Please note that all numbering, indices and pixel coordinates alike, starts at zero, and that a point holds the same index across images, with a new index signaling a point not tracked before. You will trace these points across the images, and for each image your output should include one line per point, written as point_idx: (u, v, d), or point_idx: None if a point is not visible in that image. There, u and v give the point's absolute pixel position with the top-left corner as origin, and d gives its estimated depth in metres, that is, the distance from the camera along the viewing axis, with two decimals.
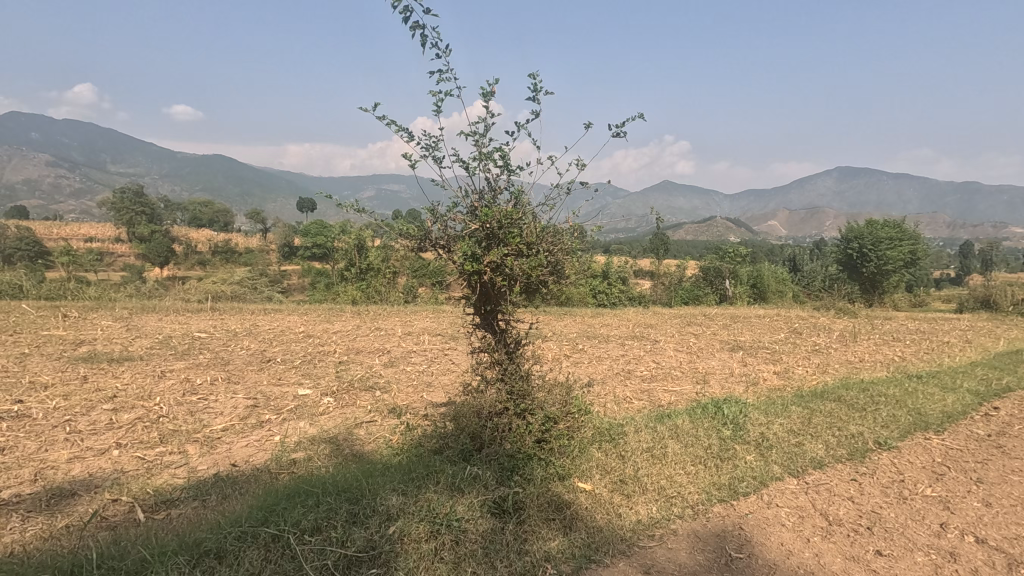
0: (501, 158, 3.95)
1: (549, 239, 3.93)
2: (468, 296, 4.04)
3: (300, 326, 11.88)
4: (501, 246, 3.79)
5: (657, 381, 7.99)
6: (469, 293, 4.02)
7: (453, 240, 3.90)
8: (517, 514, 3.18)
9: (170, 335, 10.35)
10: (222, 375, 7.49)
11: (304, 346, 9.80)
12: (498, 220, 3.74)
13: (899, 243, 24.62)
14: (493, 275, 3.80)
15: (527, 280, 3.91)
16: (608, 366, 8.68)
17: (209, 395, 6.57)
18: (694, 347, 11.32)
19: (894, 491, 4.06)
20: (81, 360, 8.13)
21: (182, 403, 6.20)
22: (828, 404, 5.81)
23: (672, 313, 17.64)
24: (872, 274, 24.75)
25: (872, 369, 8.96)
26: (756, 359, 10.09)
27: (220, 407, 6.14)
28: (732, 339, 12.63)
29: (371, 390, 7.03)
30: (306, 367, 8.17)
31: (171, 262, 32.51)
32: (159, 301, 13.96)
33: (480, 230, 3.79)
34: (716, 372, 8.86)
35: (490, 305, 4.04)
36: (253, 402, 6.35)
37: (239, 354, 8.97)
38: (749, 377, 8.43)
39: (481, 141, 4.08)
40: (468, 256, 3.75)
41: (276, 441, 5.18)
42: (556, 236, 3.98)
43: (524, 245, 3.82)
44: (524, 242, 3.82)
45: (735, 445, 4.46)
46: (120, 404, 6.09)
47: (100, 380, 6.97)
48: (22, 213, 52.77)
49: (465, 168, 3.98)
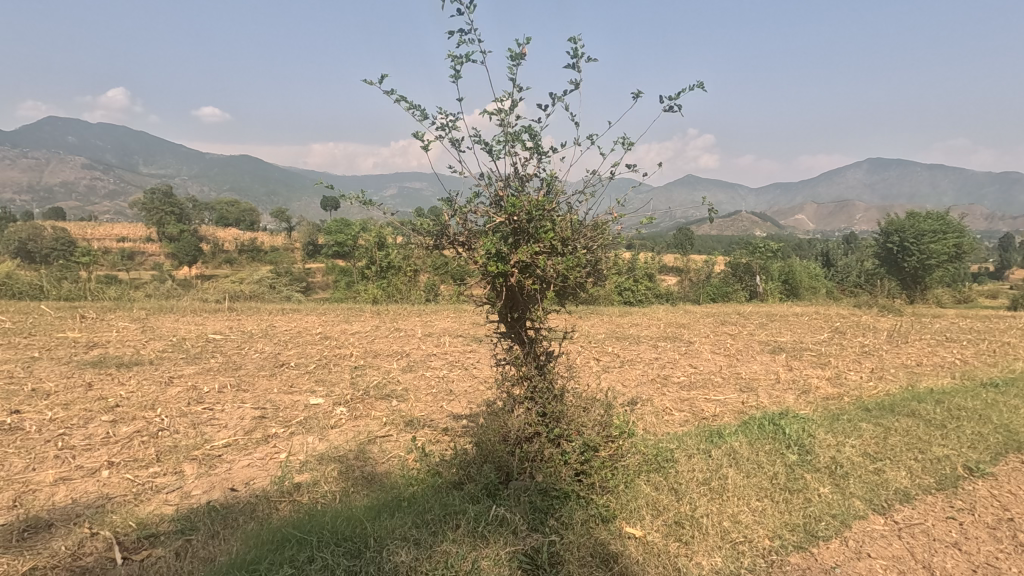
0: (531, 138, 3.37)
1: (587, 234, 3.33)
2: (492, 302, 3.49)
3: (318, 326, 11.52)
4: (531, 243, 3.23)
5: (696, 388, 7.33)
6: (492, 299, 3.46)
7: (474, 236, 3.38)
8: (554, 569, 2.61)
9: (184, 338, 10.03)
10: (232, 383, 7.07)
11: (320, 349, 9.38)
12: (527, 211, 3.18)
13: (942, 236, 23.33)
14: (522, 277, 3.24)
15: (563, 285, 3.35)
16: (643, 372, 8.00)
17: (216, 405, 6.14)
18: (732, 349, 10.59)
19: (1006, 534, 3.37)
20: (90, 364, 7.82)
21: (185, 415, 5.77)
22: (902, 419, 5.09)
23: (704, 311, 16.82)
24: (913, 269, 23.44)
25: (936, 375, 8.13)
26: (802, 363, 9.32)
27: (224, 419, 5.69)
28: (772, 340, 11.85)
29: (387, 399, 6.53)
30: (319, 373, 7.70)
31: (199, 262, 32.89)
32: (177, 302, 13.77)
33: (506, 225, 3.22)
34: (762, 378, 8.12)
35: (517, 312, 3.47)
36: (261, 413, 5.91)
37: (252, 358, 8.58)
38: (799, 384, 7.68)
39: (505, 119, 3.51)
40: (492, 255, 3.19)
41: (281, 460, 4.70)
42: (596, 230, 3.36)
43: (559, 242, 3.24)
44: (561, 238, 3.25)
45: (804, 473, 3.79)
46: (120, 415, 5.68)
47: (104, 388, 6.62)
48: (57, 215, 54.71)
49: (488, 151, 3.43)
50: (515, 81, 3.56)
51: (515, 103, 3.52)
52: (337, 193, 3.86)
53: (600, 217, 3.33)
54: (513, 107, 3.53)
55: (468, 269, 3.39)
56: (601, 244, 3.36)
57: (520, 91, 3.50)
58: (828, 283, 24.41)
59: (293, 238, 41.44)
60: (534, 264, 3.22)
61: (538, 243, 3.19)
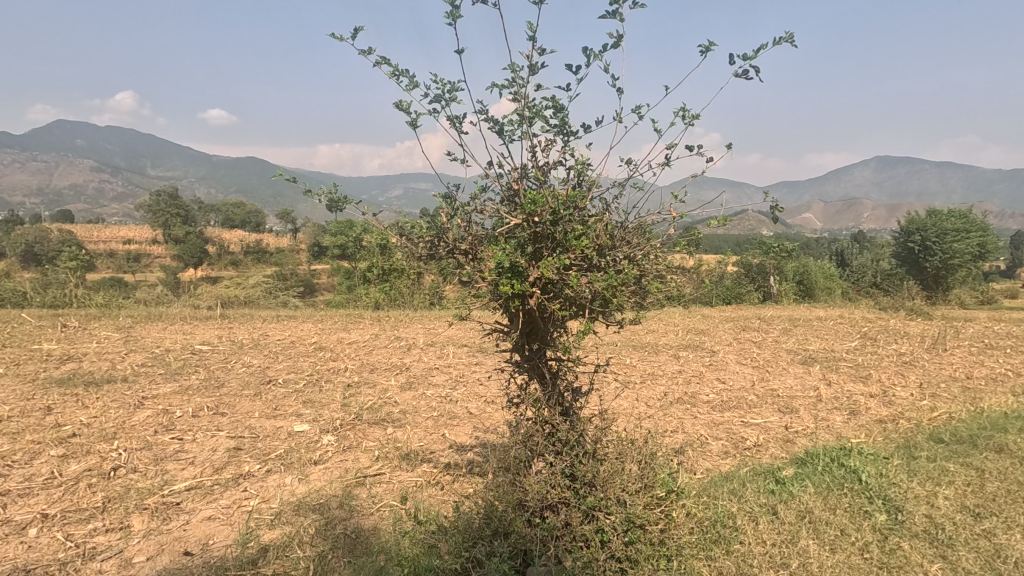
0: (556, 113, 2.59)
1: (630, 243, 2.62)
2: (506, 330, 2.74)
3: (314, 335, 10.77)
4: (558, 254, 2.49)
5: (730, 409, 6.52)
6: (507, 326, 2.72)
7: (480, 243, 2.68)
8: None
9: (167, 350, 9.29)
10: (210, 404, 6.31)
11: (313, 362, 8.62)
12: (551, 213, 2.43)
13: (966, 234, 22.29)
14: (543, 299, 2.51)
15: (598, 308, 2.60)
16: (669, 391, 7.16)
17: (186, 434, 5.37)
18: (760, 359, 9.74)
19: None
20: (57, 382, 7.07)
21: (148, 448, 5.01)
22: (990, 456, 4.28)
23: (722, 315, 15.90)
24: (936, 269, 22.39)
25: (995, 393, 7.27)
26: (841, 377, 8.46)
27: (193, 454, 4.92)
28: (800, 348, 10.98)
29: (383, 425, 5.77)
30: (308, 392, 6.92)
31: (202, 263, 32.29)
32: (167, 308, 13.02)
33: (525, 229, 2.49)
34: (800, 396, 7.26)
35: (536, 343, 2.73)
36: (236, 445, 5.14)
37: (237, 374, 7.81)
38: (846, 404, 6.81)
39: (521, 89, 2.74)
40: (505, 269, 2.45)
41: (251, 508, 3.94)
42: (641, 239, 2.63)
43: (593, 252, 2.50)
44: (597, 246, 2.55)
45: (902, 542, 2.99)
46: (72, 448, 4.92)
47: (64, 412, 5.88)
48: (62, 216, 54.57)
49: (499, 133, 2.67)
50: (534, 38, 2.77)
51: (535, 68, 2.74)
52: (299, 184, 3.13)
53: (647, 216, 2.65)
54: (532, 72, 2.75)
55: (474, 287, 2.68)
56: (648, 253, 2.68)
57: (540, 52, 2.72)
58: (846, 283, 23.36)
59: (295, 239, 40.78)
60: (562, 281, 2.50)
61: (569, 253, 2.45)
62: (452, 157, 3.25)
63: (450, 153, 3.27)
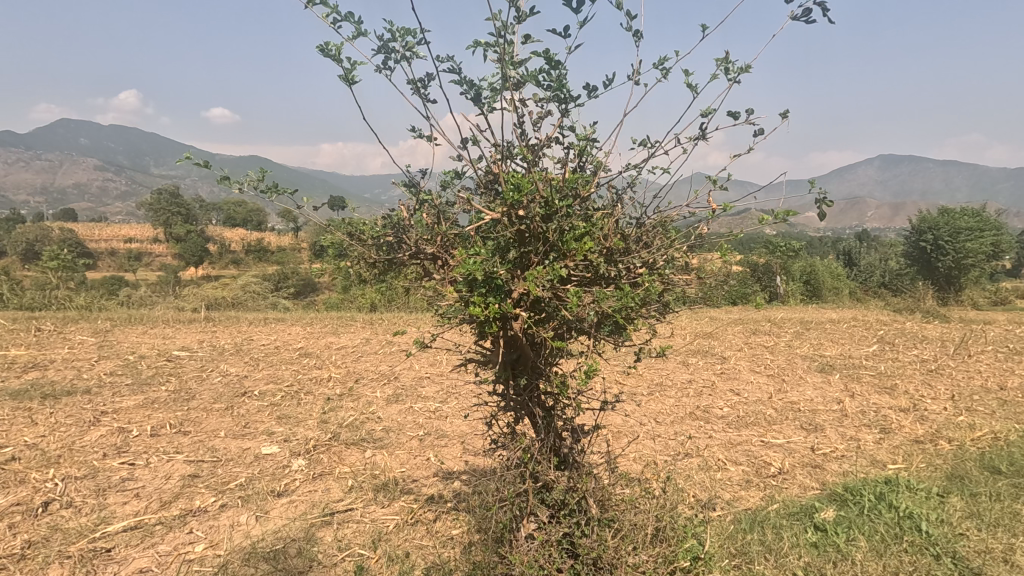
0: (548, 75, 2.01)
1: (641, 247, 2.13)
2: (487, 358, 2.18)
3: (300, 340, 10.18)
4: (556, 261, 1.96)
5: (749, 426, 5.91)
6: (489, 355, 2.17)
7: (451, 244, 2.36)
8: None
9: (142, 357, 8.70)
10: (173, 421, 5.71)
11: (295, 370, 8.02)
12: (540, 209, 1.89)
13: (980, 234, 21.40)
14: (531, 324, 1.98)
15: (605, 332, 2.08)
16: (680, 405, 6.53)
17: (138, 458, 4.77)
18: (774, 367, 9.10)
19: None
20: (12, 394, 6.49)
21: (91, 476, 4.41)
22: None
23: (730, 317, 15.22)
24: (948, 270, 21.47)
25: None
26: (864, 387, 7.81)
27: (141, 484, 4.32)
28: (816, 354, 10.32)
29: (363, 445, 5.17)
30: (284, 406, 6.30)
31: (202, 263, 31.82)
32: (150, 310, 12.43)
33: (508, 229, 1.97)
34: (823, 411, 6.60)
35: (525, 376, 2.18)
36: (193, 472, 4.55)
37: (211, 385, 7.22)
38: (876, 421, 6.15)
39: (505, 41, 2.15)
40: (482, 282, 1.91)
41: (193, 558, 3.35)
42: (656, 242, 2.14)
43: (600, 261, 1.97)
44: (604, 251, 2.03)
45: None
46: (6, 476, 4.35)
47: (8, 431, 5.29)
48: (65, 215, 54.59)
49: (475, 99, 2.13)
50: None
51: (524, 15, 2.14)
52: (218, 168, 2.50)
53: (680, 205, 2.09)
54: (520, 19, 2.15)
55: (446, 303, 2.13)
56: (671, 259, 2.16)
57: None
58: (855, 282, 22.51)
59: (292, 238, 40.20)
60: (556, 299, 1.96)
61: (563, 264, 1.91)
62: (419, 132, 2.71)
63: (417, 129, 2.71)
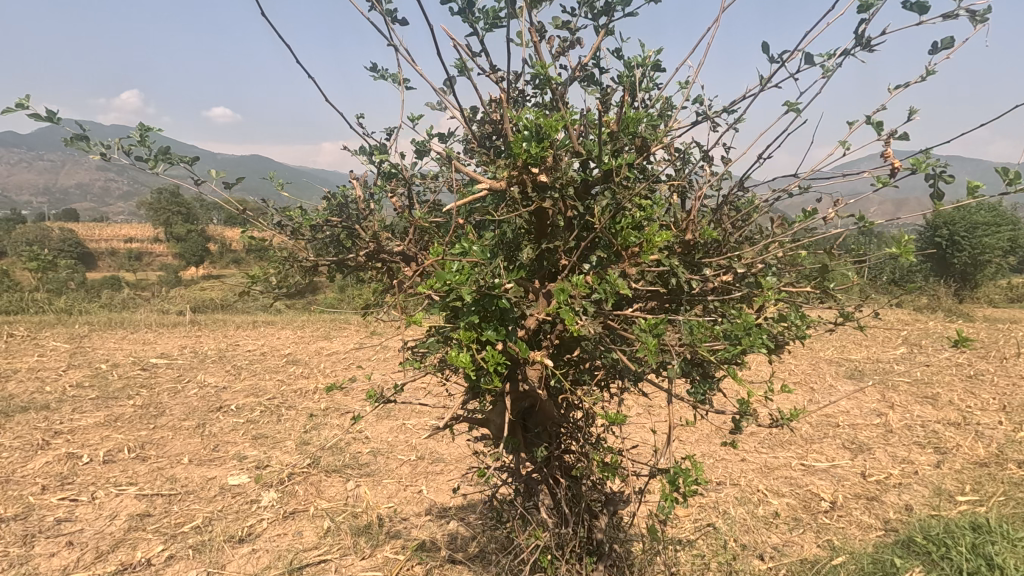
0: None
1: (704, 245, 1.71)
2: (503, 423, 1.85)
3: (287, 346, 9.46)
4: (614, 263, 1.53)
5: (785, 445, 5.23)
6: (504, 408, 1.79)
7: (438, 232, 1.81)
8: None
9: (116, 365, 8.00)
10: (132, 444, 5.01)
11: (278, 380, 7.32)
12: (558, 178, 1.40)
13: (997, 228, 19.39)
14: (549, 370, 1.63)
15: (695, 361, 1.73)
16: (705, 419, 5.80)
17: (83, 493, 4.09)
18: (801, 374, 8.32)
19: None
20: None
21: (22, 518, 3.74)
22: None
23: None
24: (964, 267, 19.06)
25: None
26: (903, 398, 7.05)
27: (80, 527, 3.65)
28: (843, 359, 9.52)
29: (346, 472, 4.49)
30: (261, 424, 5.61)
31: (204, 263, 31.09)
32: (131, 314, 11.68)
33: (525, 205, 1.49)
34: (865, 427, 5.86)
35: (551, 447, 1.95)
36: (144, 510, 3.87)
37: (184, 398, 6.52)
38: (929, 439, 5.43)
39: None
40: (480, 320, 1.35)
41: None
42: (714, 245, 1.76)
43: (676, 264, 1.52)
44: (680, 249, 1.62)
45: None
46: None
47: None
48: (66, 216, 54.32)
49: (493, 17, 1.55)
50: None
51: None
52: (77, 130, 1.71)
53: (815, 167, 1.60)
54: None
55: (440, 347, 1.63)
56: (773, 262, 1.73)
57: None
58: None
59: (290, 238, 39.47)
60: (606, 325, 1.57)
61: (616, 270, 1.47)
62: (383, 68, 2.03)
63: (380, 65, 2.00)
